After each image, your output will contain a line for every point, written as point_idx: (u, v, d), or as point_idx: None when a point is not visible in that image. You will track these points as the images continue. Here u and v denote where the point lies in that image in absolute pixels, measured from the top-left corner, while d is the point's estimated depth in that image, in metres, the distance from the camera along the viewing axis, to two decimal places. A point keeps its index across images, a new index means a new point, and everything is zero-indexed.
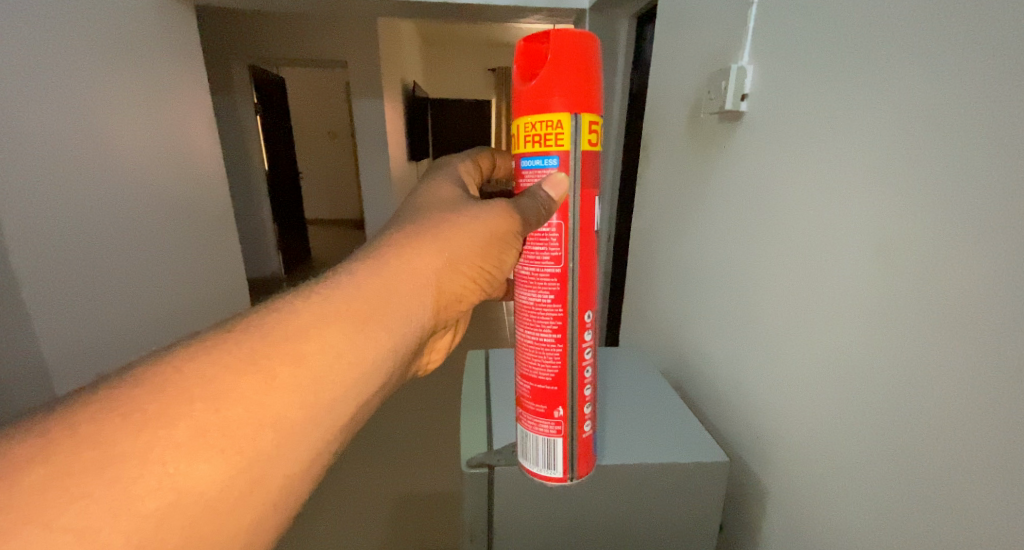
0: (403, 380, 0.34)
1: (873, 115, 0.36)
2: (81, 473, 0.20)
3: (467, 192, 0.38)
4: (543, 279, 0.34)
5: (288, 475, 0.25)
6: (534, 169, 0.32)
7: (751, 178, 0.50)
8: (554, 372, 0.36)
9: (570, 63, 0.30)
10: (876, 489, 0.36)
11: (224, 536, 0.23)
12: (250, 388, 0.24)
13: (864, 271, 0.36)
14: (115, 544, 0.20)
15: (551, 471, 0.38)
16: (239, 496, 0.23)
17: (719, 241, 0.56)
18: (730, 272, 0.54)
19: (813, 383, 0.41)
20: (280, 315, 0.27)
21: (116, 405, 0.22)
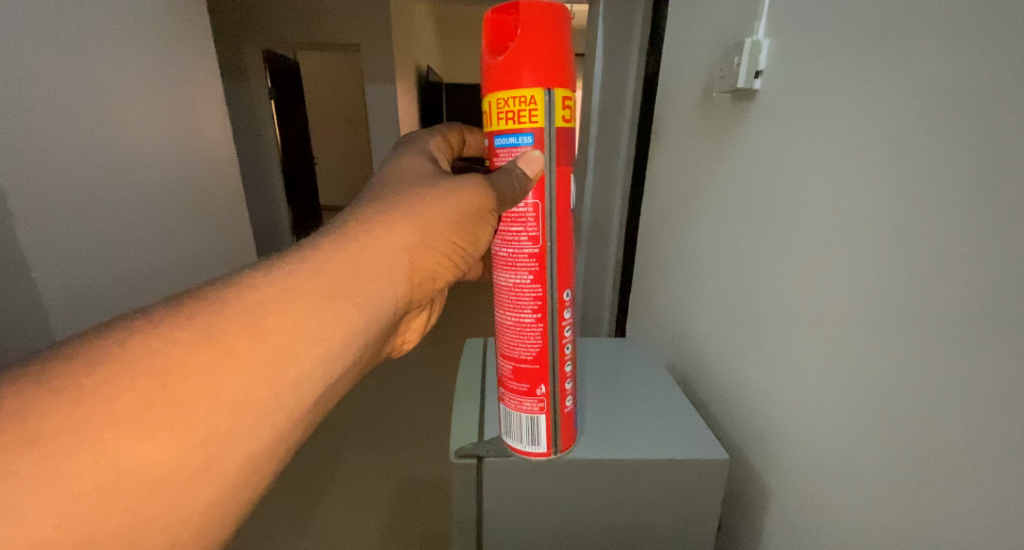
0: (374, 358, 0.34)
1: (886, 91, 0.33)
2: (8, 450, 0.20)
3: (438, 168, 0.37)
4: (520, 259, 0.32)
5: (248, 455, 0.24)
6: (507, 147, 0.31)
7: (759, 159, 0.47)
8: (535, 350, 0.34)
9: (542, 36, 0.29)
10: (875, 489, 0.33)
11: (175, 515, 0.22)
12: (202, 362, 0.23)
13: (869, 258, 0.34)
14: (46, 524, 0.20)
15: (534, 447, 0.38)
16: (193, 475, 0.23)
17: (726, 226, 0.54)
18: (736, 259, 0.51)
19: (815, 376, 0.39)
20: (239, 288, 0.26)
21: (49, 379, 0.21)
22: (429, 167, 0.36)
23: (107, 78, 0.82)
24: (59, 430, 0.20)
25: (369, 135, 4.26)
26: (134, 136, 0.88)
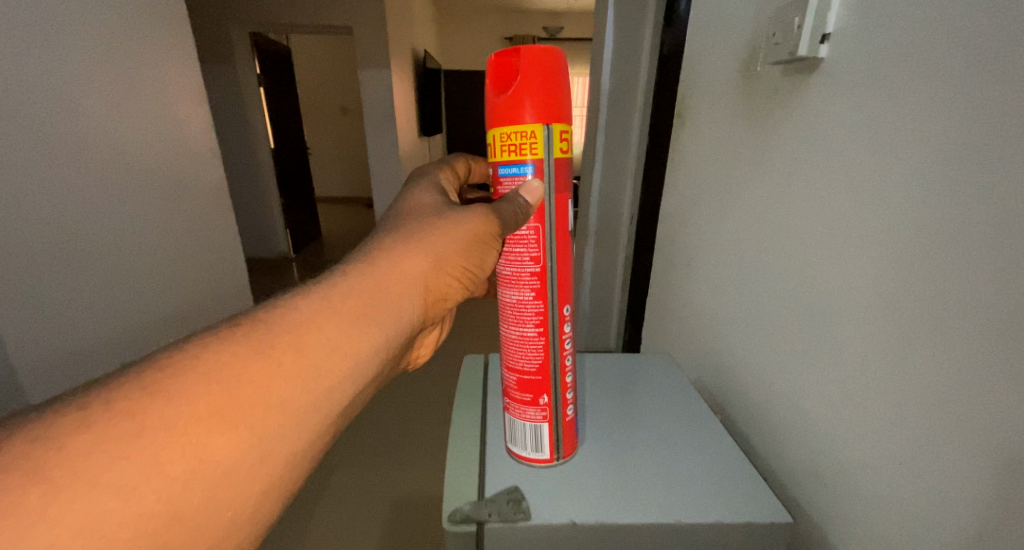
0: (393, 370, 0.39)
1: (854, 112, 0.35)
2: (114, 444, 0.24)
3: (447, 199, 0.42)
4: (523, 277, 0.37)
5: (293, 451, 0.29)
6: (511, 176, 0.36)
7: (744, 174, 0.50)
8: (538, 363, 0.39)
9: (540, 79, 0.34)
10: (864, 495, 0.35)
11: (239, 499, 0.27)
12: (260, 371, 0.28)
13: (846, 272, 0.36)
14: (150, 499, 0.24)
15: (539, 454, 0.42)
16: (251, 467, 0.27)
17: (717, 238, 0.56)
18: (724, 269, 0.54)
19: (798, 382, 0.42)
20: (284, 310, 0.31)
21: (145, 383, 0.26)
22: (439, 199, 0.42)
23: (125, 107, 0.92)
24: (151, 427, 0.25)
25: (361, 123, 4.75)
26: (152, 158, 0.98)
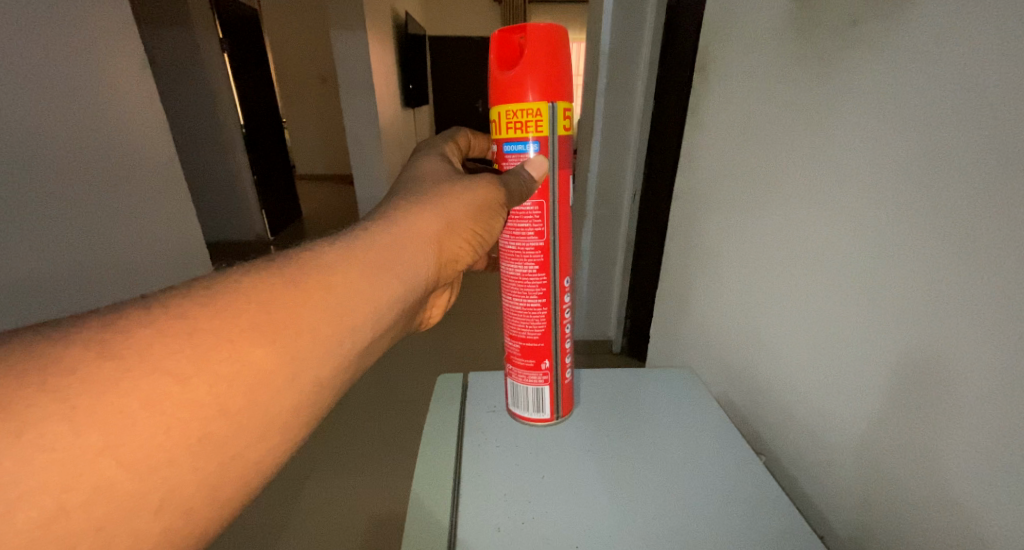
0: (409, 324, 0.44)
1: (870, 117, 0.38)
2: (173, 340, 0.31)
3: (453, 169, 0.46)
4: (527, 251, 0.41)
5: (319, 378, 0.36)
6: (516, 153, 0.40)
7: (754, 166, 0.54)
8: (540, 330, 0.44)
9: (543, 58, 0.37)
10: (863, 475, 0.40)
11: (272, 408, 0.34)
12: (295, 299, 0.35)
13: (847, 267, 0.40)
14: (202, 388, 0.31)
15: (540, 414, 0.49)
16: (284, 382, 0.34)
17: (726, 226, 0.60)
18: (732, 256, 0.58)
19: (795, 361, 0.47)
20: (314, 254, 0.38)
21: (202, 297, 0.33)
22: (449, 169, 0.46)
23: (48, 79, 0.99)
24: (203, 329, 0.32)
25: (339, 97, 4.73)
26: (76, 128, 1.04)
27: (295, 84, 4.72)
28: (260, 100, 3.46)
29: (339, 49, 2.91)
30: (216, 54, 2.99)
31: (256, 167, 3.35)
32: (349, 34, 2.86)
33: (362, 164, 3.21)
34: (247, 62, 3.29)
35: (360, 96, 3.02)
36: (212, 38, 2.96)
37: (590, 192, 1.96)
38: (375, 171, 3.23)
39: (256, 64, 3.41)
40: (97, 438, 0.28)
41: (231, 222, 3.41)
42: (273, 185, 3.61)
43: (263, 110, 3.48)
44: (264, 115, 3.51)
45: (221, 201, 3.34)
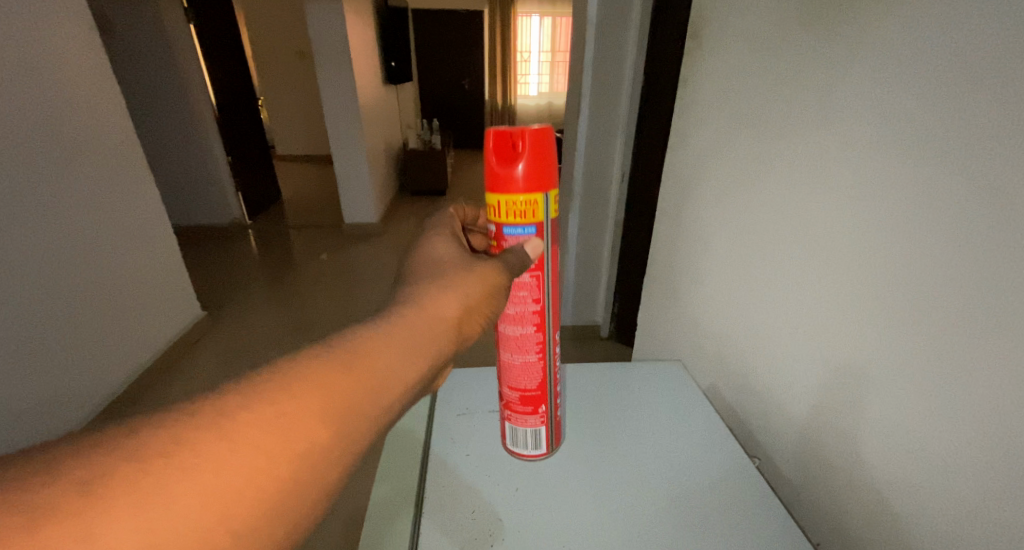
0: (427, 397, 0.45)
1: (869, 181, 0.41)
2: (230, 424, 0.32)
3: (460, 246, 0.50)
4: (527, 315, 0.48)
5: (353, 460, 0.36)
6: (516, 235, 0.45)
7: (756, 203, 0.58)
8: (537, 381, 0.50)
9: (537, 157, 0.42)
10: (861, 505, 0.45)
11: (311, 495, 0.34)
12: (338, 378, 0.36)
13: (845, 320, 0.45)
14: (252, 474, 0.31)
15: (537, 449, 0.57)
16: (325, 467, 0.34)
17: (727, 255, 0.65)
18: (734, 287, 0.64)
19: (799, 394, 0.52)
20: (354, 335, 0.39)
21: (258, 381, 0.35)
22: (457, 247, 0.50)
23: None
24: (259, 413, 0.33)
25: (314, 70, 4.54)
26: None
27: (267, 57, 4.51)
28: (232, 76, 3.30)
29: (314, 24, 2.78)
30: (182, 28, 2.83)
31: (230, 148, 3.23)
32: (324, 7, 2.73)
33: (342, 145, 3.12)
34: (216, 36, 3.12)
35: (336, 70, 2.91)
36: (176, 10, 2.78)
37: (578, 175, 1.98)
38: (353, 151, 3.14)
39: (226, 37, 3.24)
40: (158, 527, 0.28)
41: (202, 206, 3.28)
42: (248, 165, 3.49)
43: (236, 86, 3.34)
44: (236, 92, 3.36)
45: (195, 186, 3.23)
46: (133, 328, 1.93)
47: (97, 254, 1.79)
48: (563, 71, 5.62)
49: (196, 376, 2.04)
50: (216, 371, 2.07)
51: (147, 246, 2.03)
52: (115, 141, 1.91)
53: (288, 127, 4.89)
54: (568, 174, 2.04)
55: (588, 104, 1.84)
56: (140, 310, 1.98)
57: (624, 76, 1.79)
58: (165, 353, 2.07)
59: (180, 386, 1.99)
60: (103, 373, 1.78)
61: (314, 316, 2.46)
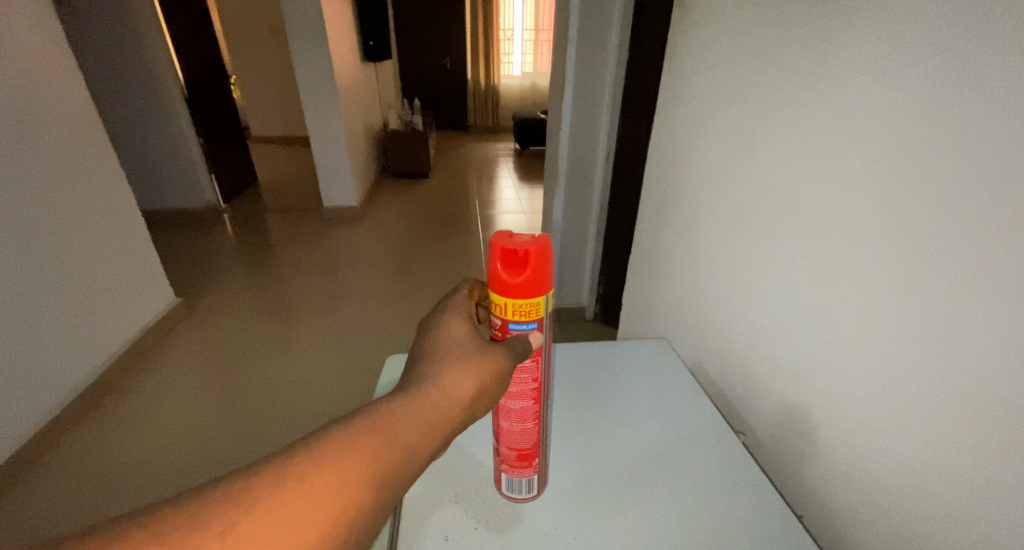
0: None
1: (936, 180, 0.42)
2: (260, 502, 0.36)
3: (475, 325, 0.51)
4: (526, 391, 0.52)
5: (364, 534, 0.39)
6: (520, 329, 0.48)
7: (798, 187, 0.59)
8: (532, 441, 0.55)
9: (540, 267, 0.45)
10: (911, 500, 0.47)
11: None
12: (365, 456, 0.40)
13: (899, 321, 0.46)
14: None
15: (531, 492, 0.58)
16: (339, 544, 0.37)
17: (768, 234, 0.65)
18: (772, 268, 0.65)
19: (840, 389, 0.54)
20: (374, 411, 0.42)
21: (287, 458, 0.38)
22: (472, 322, 0.51)
23: None
24: (286, 491, 0.36)
25: (288, 48, 4.38)
26: None
27: (238, 35, 4.33)
28: (202, 55, 3.16)
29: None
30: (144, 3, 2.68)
31: (201, 130, 3.11)
32: None
33: (320, 127, 3.03)
34: (182, 12, 2.97)
35: (311, 47, 2.79)
36: None
37: (564, 153, 1.92)
38: (332, 134, 3.05)
39: (193, 12, 3.08)
40: None
41: (173, 191, 3.17)
42: (221, 147, 3.36)
43: (206, 66, 3.20)
44: (207, 71, 3.22)
45: (167, 169, 3.11)
46: (103, 317, 1.86)
47: (59, 239, 1.70)
48: (548, 50, 5.43)
49: (171, 363, 2.00)
50: (194, 360, 2.01)
51: (117, 233, 1.95)
52: (75, 120, 1.79)
53: (264, 109, 4.74)
54: (553, 155, 1.99)
55: (573, 82, 1.78)
56: (110, 298, 1.90)
57: (610, 50, 1.74)
58: (138, 338, 2.02)
59: (157, 375, 1.94)
60: (71, 364, 1.71)
61: (295, 301, 2.41)
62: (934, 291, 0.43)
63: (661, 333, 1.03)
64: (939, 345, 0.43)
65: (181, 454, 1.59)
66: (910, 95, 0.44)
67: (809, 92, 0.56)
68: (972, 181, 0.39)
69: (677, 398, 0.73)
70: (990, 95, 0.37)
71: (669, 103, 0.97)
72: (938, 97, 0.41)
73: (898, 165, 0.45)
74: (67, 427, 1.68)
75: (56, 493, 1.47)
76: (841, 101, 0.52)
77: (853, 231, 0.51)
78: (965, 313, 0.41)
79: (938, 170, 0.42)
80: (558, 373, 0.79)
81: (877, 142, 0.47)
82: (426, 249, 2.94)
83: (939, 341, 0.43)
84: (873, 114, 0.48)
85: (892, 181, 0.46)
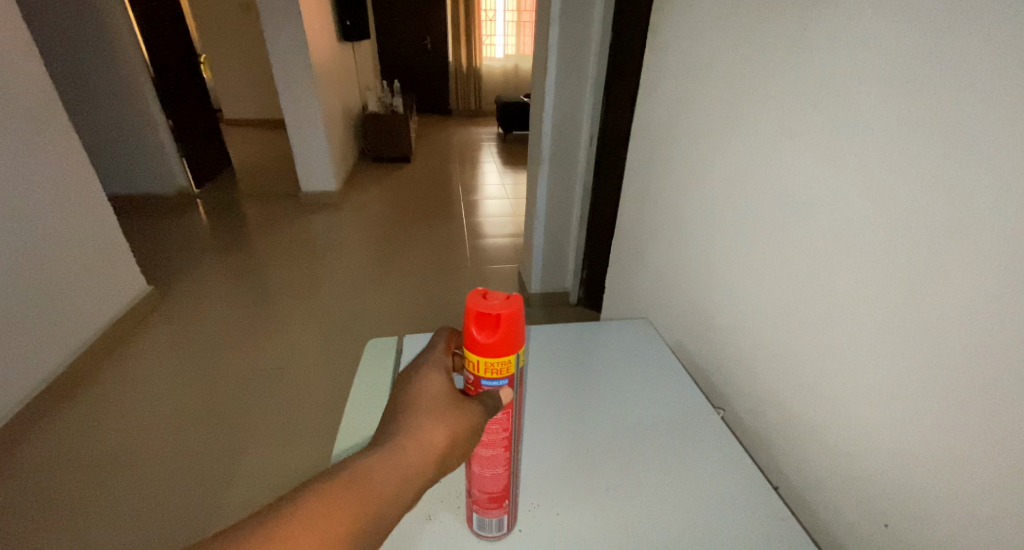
0: None
1: (932, 175, 0.42)
2: None
3: (450, 379, 0.49)
4: (497, 438, 0.48)
5: None
6: (492, 385, 0.46)
7: (790, 170, 0.58)
8: (503, 483, 0.50)
9: (513, 330, 0.44)
10: (894, 486, 0.49)
11: None
12: (334, 517, 0.39)
13: (891, 314, 0.47)
14: None
15: (501, 530, 0.52)
16: None
17: (757, 217, 0.65)
18: (759, 251, 0.65)
19: (830, 376, 0.55)
20: (346, 471, 0.42)
21: (256, 524, 0.38)
22: (447, 373, 0.50)
23: None
24: None
25: (261, 26, 4.22)
26: None
27: (208, 12, 4.16)
28: (170, 33, 3.03)
29: None
30: None
31: (171, 112, 3.00)
32: None
33: (296, 110, 2.94)
34: None
35: (285, 26, 2.69)
36: None
37: (547, 137, 1.88)
38: (309, 116, 2.97)
39: None
40: None
41: (143, 175, 3.06)
42: (193, 129, 3.25)
43: (175, 44, 3.07)
44: (176, 50, 3.09)
45: (134, 152, 3.00)
46: (70, 308, 1.79)
47: (23, 227, 1.63)
48: (531, 31, 5.33)
49: (146, 351, 1.96)
50: (169, 351, 1.96)
51: (85, 219, 1.88)
52: (32, 99, 1.69)
53: (237, 90, 4.59)
54: (537, 138, 1.96)
55: (556, 64, 1.75)
56: (77, 288, 1.83)
57: (593, 30, 1.70)
58: (111, 326, 1.97)
59: (130, 366, 1.88)
60: (36, 357, 1.65)
61: (274, 288, 2.37)
62: (936, 276, 0.43)
63: (642, 314, 1.03)
64: (929, 340, 0.44)
65: (155, 444, 1.56)
66: (919, 70, 0.43)
67: (808, 66, 0.55)
68: (979, 155, 0.39)
69: (657, 375, 0.73)
70: (986, 89, 0.38)
71: (652, 80, 0.95)
72: (950, 75, 0.40)
73: (906, 142, 0.44)
74: (35, 418, 1.62)
75: (25, 490, 1.42)
76: (843, 76, 0.51)
77: (854, 208, 0.50)
78: (955, 307, 0.42)
79: (941, 158, 0.41)
80: (534, 353, 0.77)
81: (882, 118, 0.47)
82: (407, 235, 2.90)
83: (928, 336, 0.44)
84: (879, 89, 0.47)
85: (887, 173, 0.46)
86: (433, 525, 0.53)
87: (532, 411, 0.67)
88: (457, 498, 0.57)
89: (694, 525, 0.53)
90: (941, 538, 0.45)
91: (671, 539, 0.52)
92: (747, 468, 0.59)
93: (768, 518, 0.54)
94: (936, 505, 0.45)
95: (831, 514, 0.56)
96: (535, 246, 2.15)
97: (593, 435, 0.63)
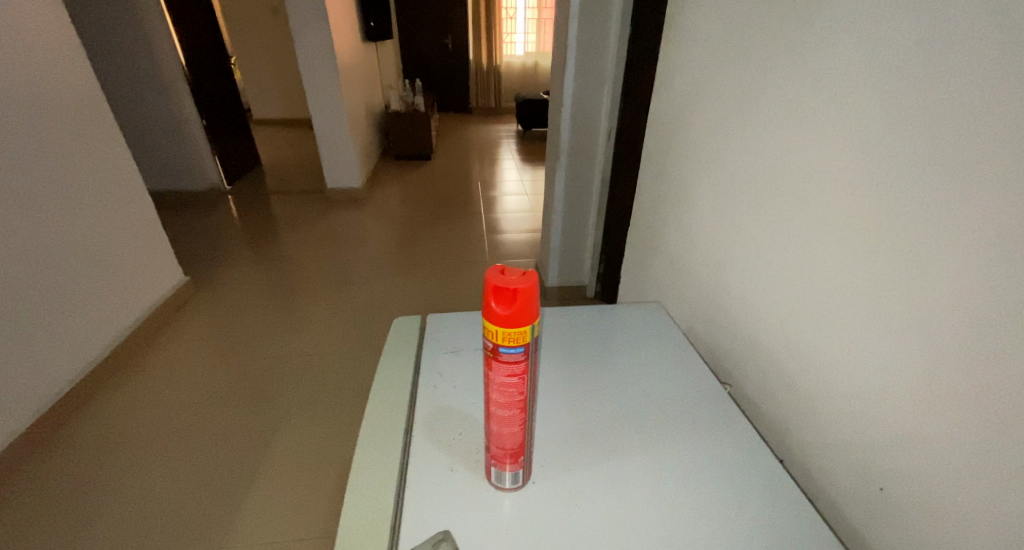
0: None
1: (929, 163, 0.46)
2: None
3: None
4: (513, 400, 0.52)
5: None
6: (510, 352, 0.49)
7: (799, 154, 0.62)
8: (517, 441, 0.54)
9: (526, 301, 0.47)
10: (888, 449, 0.52)
11: None
12: None
13: (891, 291, 0.50)
14: None
15: (515, 483, 0.57)
16: None
17: (766, 201, 0.69)
18: (767, 232, 0.68)
19: (833, 349, 0.58)
20: None
21: None
22: None
23: None
24: None
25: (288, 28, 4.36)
26: None
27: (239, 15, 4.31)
28: (204, 36, 3.16)
29: None
30: None
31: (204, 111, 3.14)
32: None
33: (321, 109, 3.04)
34: None
35: (312, 27, 2.79)
36: None
37: (567, 131, 1.92)
38: (334, 116, 3.06)
39: None
40: None
41: (176, 172, 3.20)
42: (223, 127, 3.38)
43: (208, 47, 3.21)
44: (209, 53, 3.23)
45: (169, 149, 3.13)
46: (112, 296, 1.90)
47: (72, 220, 1.75)
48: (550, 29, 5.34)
49: (183, 339, 2.07)
50: (203, 339, 2.07)
51: (127, 212, 1.99)
52: (83, 99, 1.81)
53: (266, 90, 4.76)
54: (557, 132, 1.99)
55: (576, 59, 1.78)
56: (118, 279, 1.94)
57: (613, 25, 1.72)
58: (151, 315, 2.09)
59: (169, 353, 1.99)
60: (82, 344, 1.77)
61: (302, 279, 2.47)
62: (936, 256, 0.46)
63: (655, 299, 1.07)
64: (924, 315, 0.47)
65: (192, 426, 1.67)
66: (920, 64, 0.46)
67: (818, 56, 0.58)
68: (969, 145, 0.42)
69: (668, 353, 0.77)
70: (976, 85, 0.42)
71: (669, 75, 0.99)
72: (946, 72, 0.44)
73: (907, 129, 0.48)
74: (81, 402, 1.75)
75: (74, 467, 1.53)
76: (849, 66, 0.54)
77: (859, 189, 0.53)
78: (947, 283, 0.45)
79: (937, 148, 0.45)
80: (548, 330, 0.81)
81: (887, 102, 0.50)
82: (428, 230, 2.98)
83: (923, 311, 0.47)
84: (884, 79, 0.50)
85: (887, 162, 0.50)
86: (457, 476, 0.59)
87: (548, 382, 0.71)
88: (475, 453, 0.62)
89: (700, 485, 0.58)
90: (932, 497, 0.48)
91: (678, 497, 0.56)
92: (752, 437, 0.63)
93: (771, 482, 0.58)
94: (925, 467, 0.49)
95: (831, 477, 0.60)
96: (553, 239, 2.18)
97: (602, 406, 0.67)
